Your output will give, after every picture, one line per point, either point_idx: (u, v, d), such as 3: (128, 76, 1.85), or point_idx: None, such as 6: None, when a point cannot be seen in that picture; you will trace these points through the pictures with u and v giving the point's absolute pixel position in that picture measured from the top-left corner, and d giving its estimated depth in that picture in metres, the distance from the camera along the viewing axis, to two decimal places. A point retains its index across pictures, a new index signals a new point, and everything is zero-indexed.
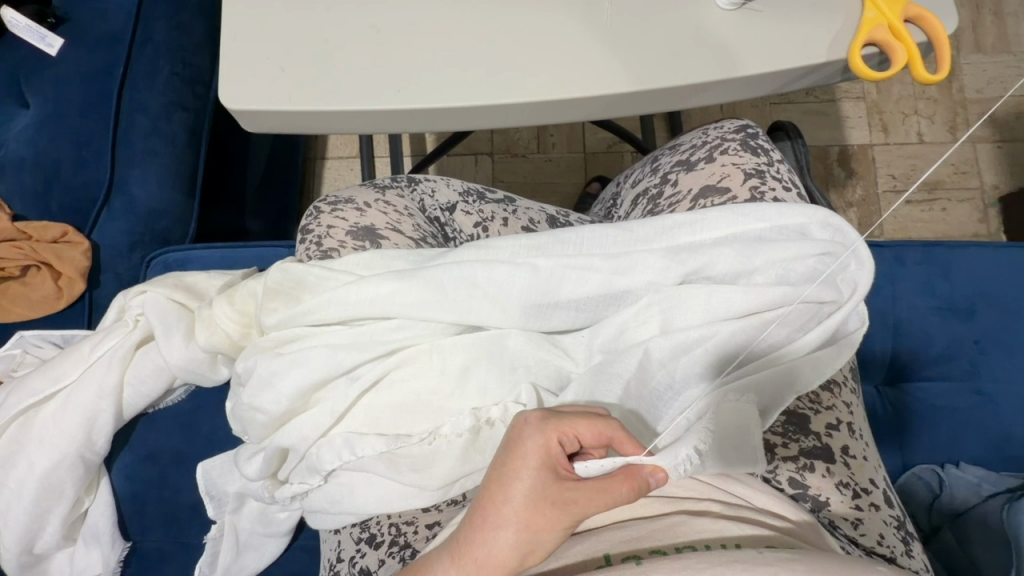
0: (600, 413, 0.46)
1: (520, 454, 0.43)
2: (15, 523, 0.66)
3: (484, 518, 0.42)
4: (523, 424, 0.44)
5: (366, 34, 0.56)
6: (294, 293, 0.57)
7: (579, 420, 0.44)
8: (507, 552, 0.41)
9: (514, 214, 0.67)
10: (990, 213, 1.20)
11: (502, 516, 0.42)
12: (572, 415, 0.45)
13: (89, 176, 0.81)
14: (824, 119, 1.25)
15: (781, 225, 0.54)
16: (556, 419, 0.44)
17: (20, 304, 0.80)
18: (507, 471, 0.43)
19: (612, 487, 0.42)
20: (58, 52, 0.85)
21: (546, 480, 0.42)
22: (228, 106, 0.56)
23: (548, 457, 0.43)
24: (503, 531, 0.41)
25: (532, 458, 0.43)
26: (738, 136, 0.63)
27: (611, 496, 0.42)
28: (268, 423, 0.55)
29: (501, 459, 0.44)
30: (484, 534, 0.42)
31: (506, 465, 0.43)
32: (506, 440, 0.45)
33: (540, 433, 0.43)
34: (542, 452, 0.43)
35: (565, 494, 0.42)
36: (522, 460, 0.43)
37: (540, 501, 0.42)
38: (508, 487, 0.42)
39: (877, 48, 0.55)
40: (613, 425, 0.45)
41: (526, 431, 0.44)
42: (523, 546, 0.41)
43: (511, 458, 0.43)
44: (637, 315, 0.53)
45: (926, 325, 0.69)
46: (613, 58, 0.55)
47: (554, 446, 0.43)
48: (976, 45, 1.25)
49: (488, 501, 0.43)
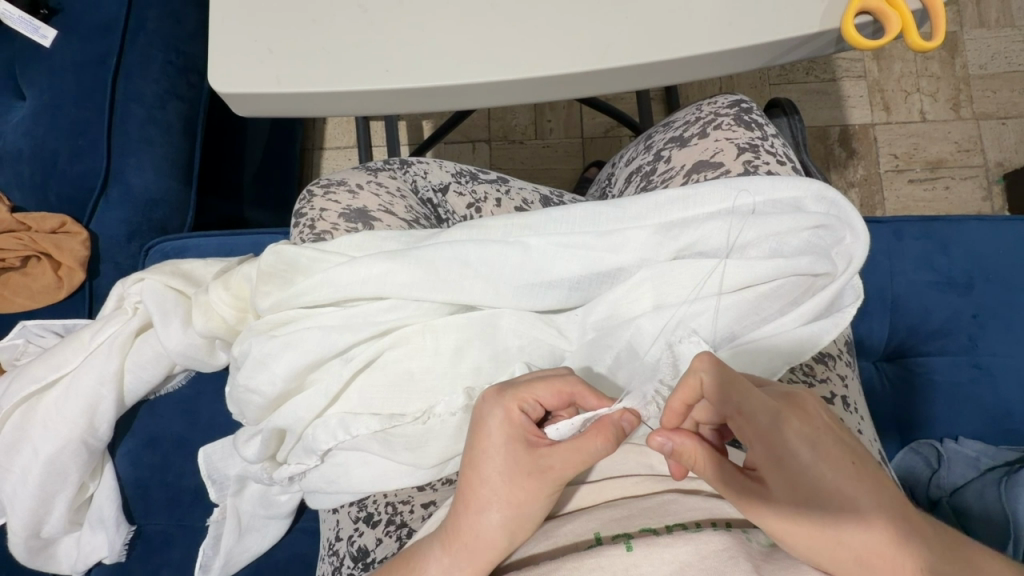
0: (558, 373, 0.46)
1: (484, 432, 0.44)
2: (21, 508, 0.67)
3: (467, 504, 0.42)
4: (481, 403, 0.45)
5: (352, 13, 0.56)
6: (287, 275, 0.57)
7: (536, 385, 0.44)
8: (496, 533, 0.41)
9: (506, 194, 0.67)
10: (994, 191, 1.18)
11: (482, 497, 0.42)
12: (528, 382, 0.45)
13: (86, 167, 0.82)
14: (825, 99, 1.23)
15: (775, 198, 0.54)
16: (513, 390, 0.44)
17: (21, 294, 0.81)
18: (477, 453, 0.43)
19: (586, 444, 0.42)
20: (51, 43, 0.85)
21: (516, 453, 0.43)
22: (218, 89, 0.56)
23: (513, 429, 0.43)
24: (487, 514, 0.41)
25: (497, 434, 0.43)
26: (731, 111, 0.63)
27: (587, 451, 0.41)
28: (264, 405, 0.55)
29: (469, 442, 0.44)
30: (471, 519, 0.42)
31: (475, 446, 0.44)
32: (470, 423, 0.45)
33: (499, 407, 0.43)
34: (506, 425, 0.43)
35: (540, 462, 0.42)
36: (488, 440, 0.43)
37: (516, 475, 0.42)
38: (481, 468, 0.43)
39: (871, 17, 0.54)
40: (571, 381, 0.45)
41: (487, 408, 0.44)
42: (511, 524, 0.42)
43: (478, 439, 0.44)
44: (629, 292, 0.53)
45: (925, 300, 0.69)
46: (600, 31, 0.54)
47: (518, 417, 0.44)
48: (980, 20, 1.23)
49: (466, 486, 0.43)
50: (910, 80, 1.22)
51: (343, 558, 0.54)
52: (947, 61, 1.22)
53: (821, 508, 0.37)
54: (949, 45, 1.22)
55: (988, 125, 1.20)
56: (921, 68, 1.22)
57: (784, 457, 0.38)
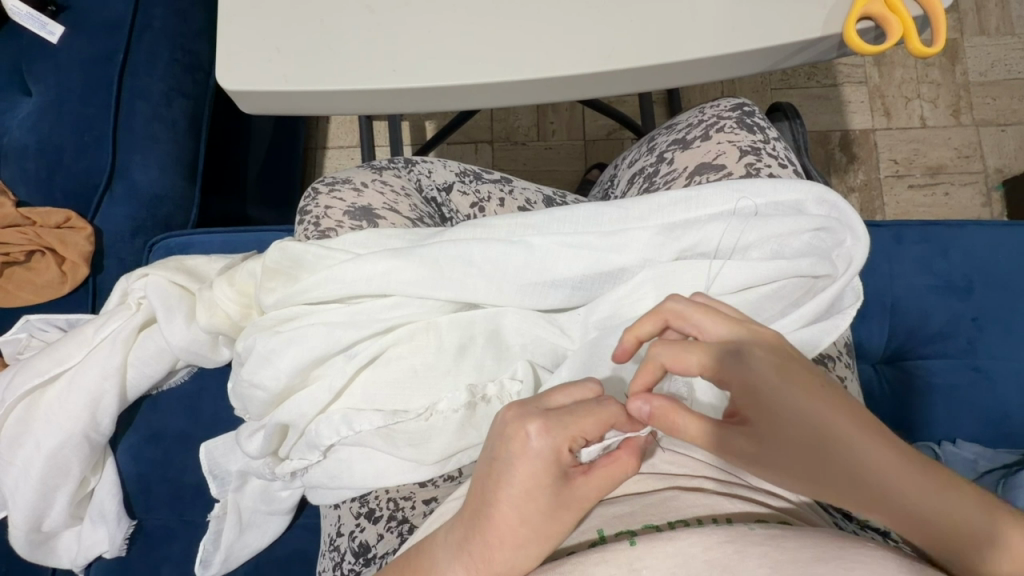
0: (597, 399, 0.42)
1: (527, 467, 0.39)
2: (22, 502, 0.68)
3: (501, 542, 0.38)
4: (524, 436, 0.40)
5: (359, 14, 0.56)
6: (292, 272, 0.57)
7: (583, 417, 0.40)
8: (531, 566, 0.39)
9: (510, 194, 0.68)
10: (993, 197, 1.19)
11: (521, 535, 0.39)
12: (575, 415, 0.40)
13: (91, 163, 0.82)
14: (825, 104, 1.24)
15: (776, 201, 0.54)
16: (559, 424, 0.40)
17: (25, 289, 0.81)
18: (517, 490, 0.39)
19: (620, 469, 0.41)
20: (58, 40, 0.85)
21: (557, 487, 0.39)
22: (225, 87, 0.56)
23: (555, 463, 0.40)
24: (526, 550, 0.38)
25: (541, 469, 0.39)
26: (734, 113, 0.63)
27: (620, 477, 0.41)
28: (267, 400, 0.55)
29: (505, 477, 0.39)
30: (507, 557, 0.38)
31: (513, 482, 0.39)
32: (505, 455, 0.40)
33: (548, 443, 0.39)
34: (551, 461, 0.39)
35: (576, 491, 0.40)
36: (531, 475, 0.39)
37: (556, 509, 0.39)
38: (522, 506, 0.39)
39: (873, 22, 0.54)
40: (614, 410, 0.42)
41: (529, 442, 0.40)
42: (544, 555, 0.39)
43: (519, 475, 0.39)
44: (631, 291, 0.53)
45: (924, 304, 0.70)
46: (606, 34, 0.55)
47: (561, 450, 0.40)
48: (979, 28, 1.24)
49: (501, 524, 0.39)
50: (910, 86, 1.23)
51: (344, 554, 0.54)
52: (947, 68, 1.23)
53: (838, 464, 0.37)
54: (950, 53, 1.23)
55: (988, 132, 1.21)
56: (921, 75, 1.23)
57: (776, 406, 0.40)
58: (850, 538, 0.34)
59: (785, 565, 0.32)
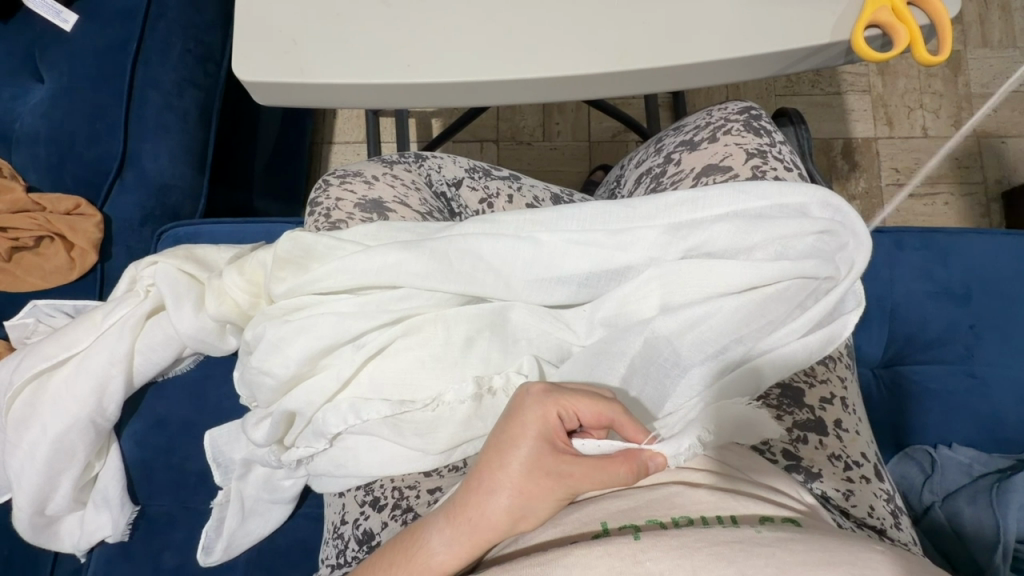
0: (604, 395, 0.46)
1: (519, 423, 0.44)
2: (27, 484, 0.68)
3: (481, 483, 0.43)
4: (525, 396, 0.45)
5: (376, 9, 0.57)
6: (302, 261, 0.58)
7: (580, 397, 0.45)
8: (500, 517, 0.42)
9: (518, 191, 0.68)
10: (992, 209, 1.20)
11: (497, 481, 0.42)
12: (573, 392, 0.45)
13: (103, 150, 0.83)
14: (828, 111, 1.25)
15: (782, 204, 0.55)
16: (557, 393, 0.45)
17: (33, 274, 0.82)
18: (506, 439, 0.44)
19: (610, 466, 0.42)
20: (72, 28, 0.86)
21: (542, 450, 0.43)
22: (242, 79, 0.57)
23: (546, 429, 0.44)
24: (496, 495, 0.42)
25: (531, 428, 0.44)
26: (741, 117, 0.64)
27: (609, 474, 0.42)
28: (275, 387, 0.56)
29: (501, 428, 0.45)
30: (481, 498, 0.43)
31: (506, 432, 0.44)
32: (507, 411, 0.46)
33: (540, 405, 0.44)
34: (541, 423, 0.44)
35: (561, 465, 0.43)
36: (521, 429, 0.44)
37: (536, 470, 0.42)
38: (507, 453, 0.43)
39: (880, 30, 0.55)
40: (614, 408, 0.46)
41: (527, 402, 0.45)
42: (515, 512, 0.42)
43: (510, 426, 0.44)
44: (637, 289, 0.54)
45: (922, 309, 0.71)
46: (618, 35, 0.56)
47: (553, 419, 0.44)
48: (982, 40, 1.25)
49: (486, 466, 0.44)
50: (912, 96, 1.25)
51: (348, 541, 0.55)
52: (949, 79, 1.25)
53: None
54: (952, 64, 1.25)
55: (988, 144, 1.22)
56: (924, 85, 1.25)
57: None
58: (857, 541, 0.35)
59: (791, 565, 0.32)
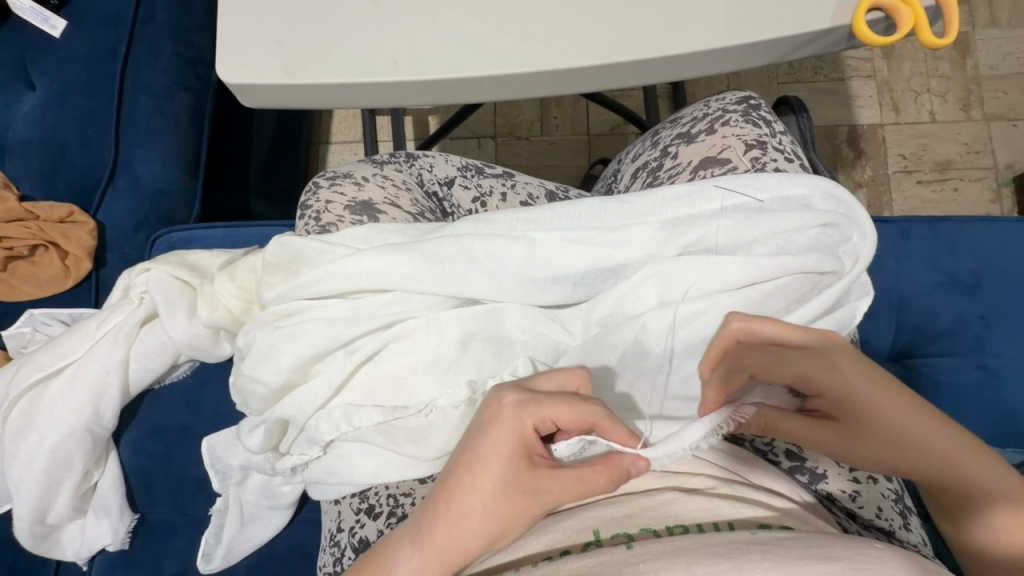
0: (583, 397, 0.43)
1: (493, 439, 0.41)
2: (25, 494, 0.68)
3: (453, 505, 0.40)
4: (499, 408, 0.43)
5: (362, 5, 0.56)
6: (292, 266, 0.57)
7: (558, 406, 0.42)
8: (474, 541, 0.40)
9: (512, 189, 0.67)
10: (1002, 193, 1.17)
11: (470, 502, 0.40)
12: (549, 401, 0.42)
13: (94, 156, 0.82)
14: (833, 98, 1.22)
15: (779, 196, 0.54)
16: (532, 405, 0.42)
17: (29, 283, 0.82)
18: (480, 456, 0.41)
19: (590, 476, 0.41)
20: (61, 33, 0.85)
21: (519, 467, 0.41)
22: (228, 82, 0.56)
23: (522, 444, 0.42)
24: (469, 518, 0.40)
25: (506, 444, 0.41)
26: (739, 107, 0.62)
27: (589, 486, 0.41)
28: (268, 395, 0.55)
29: (474, 444, 0.42)
30: (452, 523, 0.40)
31: (480, 451, 0.41)
32: (481, 426, 0.43)
33: (517, 420, 0.41)
34: (517, 438, 0.41)
35: (539, 481, 0.41)
36: (496, 446, 0.41)
37: (512, 488, 0.40)
38: (480, 471, 0.41)
39: (883, 14, 0.53)
40: (597, 411, 0.43)
41: (502, 415, 0.42)
42: (490, 534, 0.40)
43: (484, 442, 0.41)
44: (634, 287, 0.53)
45: (931, 301, 0.69)
46: (611, 25, 0.54)
47: (528, 433, 0.42)
48: (991, 20, 1.22)
49: (456, 487, 0.41)
50: (919, 80, 1.21)
51: (344, 549, 0.54)
52: (957, 61, 1.21)
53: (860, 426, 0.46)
54: (960, 46, 1.21)
55: (999, 127, 1.19)
56: (932, 68, 1.22)
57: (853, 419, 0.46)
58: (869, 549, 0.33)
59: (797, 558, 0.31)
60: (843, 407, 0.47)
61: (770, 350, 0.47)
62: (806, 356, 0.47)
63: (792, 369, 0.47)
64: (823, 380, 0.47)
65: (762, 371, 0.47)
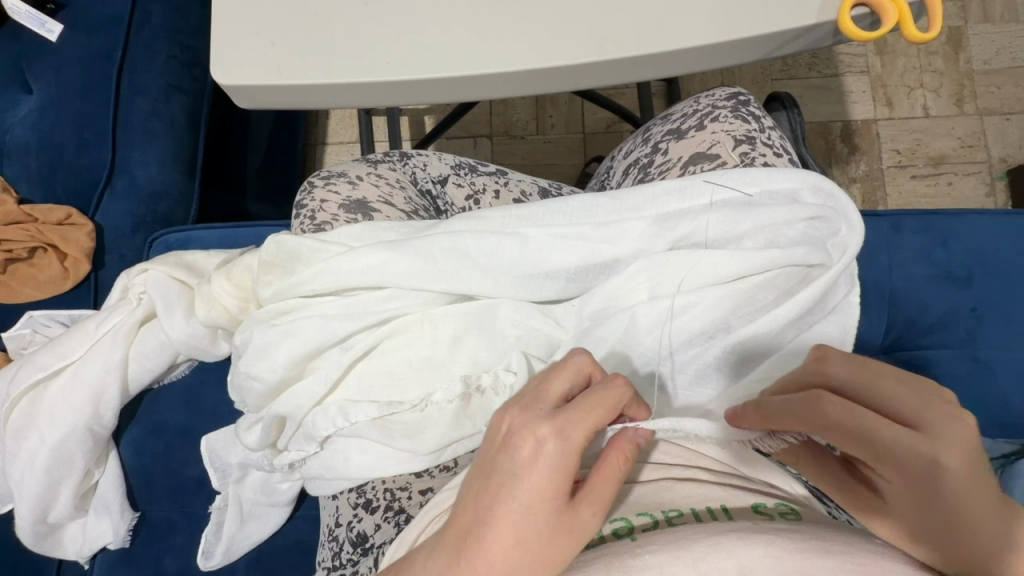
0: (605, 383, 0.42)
1: (531, 473, 0.38)
2: (27, 494, 0.69)
3: (504, 560, 0.37)
4: (529, 433, 0.39)
5: (354, 6, 0.56)
6: (288, 265, 0.57)
7: (586, 410, 0.40)
8: None
9: (505, 186, 0.68)
10: (996, 187, 1.18)
11: (521, 553, 0.37)
12: (576, 403, 0.40)
13: (92, 159, 0.83)
14: (827, 94, 1.23)
15: (768, 190, 0.54)
16: (563, 421, 0.39)
17: (28, 285, 0.82)
18: (520, 496, 0.38)
19: (611, 466, 0.40)
20: (57, 38, 0.86)
21: (562, 499, 0.38)
22: (222, 83, 0.56)
23: (562, 472, 0.38)
24: (527, 574, 0.37)
25: (545, 478, 0.38)
26: (729, 103, 0.63)
27: (615, 475, 0.40)
28: (264, 392, 0.56)
29: (511, 484, 0.39)
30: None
31: (518, 490, 0.38)
32: (512, 457, 0.39)
33: (552, 445, 0.38)
34: (557, 467, 0.38)
35: (583, 506, 0.38)
36: (535, 483, 0.38)
37: (561, 526, 0.37)
38: (524, 514, 0.38)
39: (868, 9, 0.54)
40: (621, 395, 0.41)
41: (536, 446, 0.39)
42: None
43: (522, 480, 0.38)
44: (625, 282, 0.53)
45: (923, 293, 0.70)
46: (600, 23, 0.54)
47: (567, 458, 0.39)
48: (984, 15, 1.22)
49: (503, 539, 0.37)
50: (912, 75, 1.22)
51: (342, 543, 0.55)
52: (950, 56, 1.22)
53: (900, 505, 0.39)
54: (953, 40, 1.22)
55: (992, 122, 1.19)
56: (925, 64, 1.22)
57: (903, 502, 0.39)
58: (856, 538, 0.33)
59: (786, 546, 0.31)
60: (906, 493, 0.39)
61: (860, 416, 0.40)
62: (904, 438, 0.39)
63: (872, 437, 0.40)
64: (901, 457, 0.39)
65: (835, 431, 0.41)
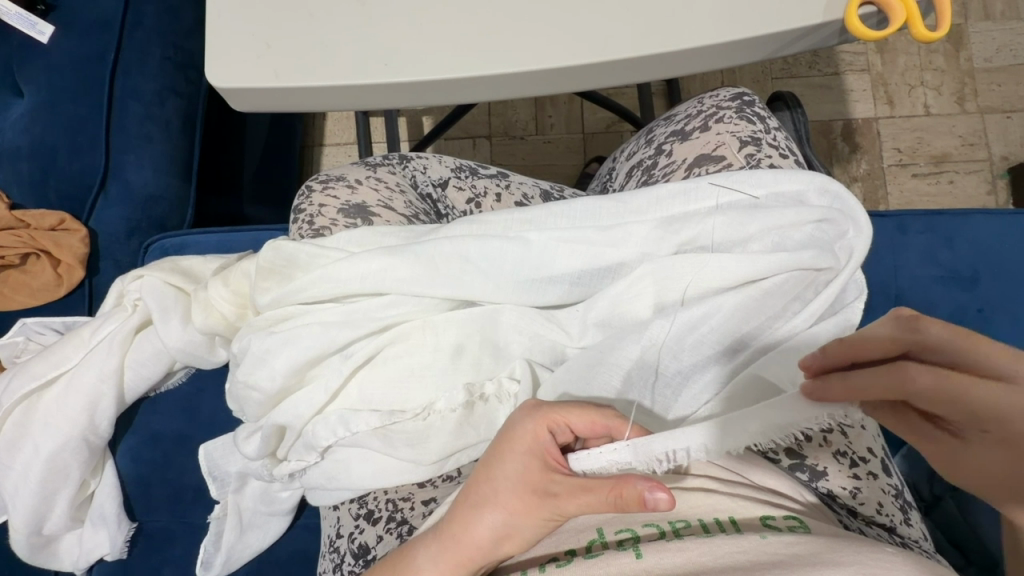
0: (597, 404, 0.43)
1: (507, 439, 0.42)
2: (21, 505, 0.67)
3: (471, 500, 0.42)
4: (515, 412, 0.43)
5: (350, 7, 0.55)
6: (286, 271, 0.56)
7: (572, 409, 0.42)
8: (487, 534, 0.41)
9: (506, 189, 0.67)
10: (998, 185, 1.17)
11: (485, 495, 0.41)
12: (564, 404, 0.42)
13: (85, 164, 0.81)
14: (827, 93, 1.22)
15: (775, 192, 0.53)
16: (546, 408, 0.42)
17: (21, 292, 0.81)
18: (495, 454, 0.42)
19: (595, 486, 0.38)
20: (49, 40, 0.85)
21: (531, 467, 0.41)
22: (217, 86, 0.55)
23: (536, 446, 0.41)
24: (486, 512, 0.41)
25: (520, 443, 0.42)
26: (733, 103, 0.62)
27: (593, 496, 0.38)
28: (263, 401, 0.55)
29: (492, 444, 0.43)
30: (468, 516, 0.41)
31: (495, 448, 0.42)
32: (498, 431, 0.43)
33: (529, 420, 0.42)
34: (531, 439, 0.41)
35: (551, 485, 0.40)
36: (511, 445, 0.42)
37: (524, 487, 0.40)
38: (495, 468, 0.42)
39: (876, 7, 0.53)
40: (609, 416, 0.42)
41: (518, 417, 0.43)
42: (501, 530, 0.41)
43: (500, 443, 0.42)
44: (630, 287, 0.52)
45: (929, 294, 0.69)
46: (602, 24, 0.53)
47: (543, 435, 0.42)
48: (984, 13, 1.22)
49: (474, 482, 0.42)
50: (913, 73, 1.21)
51: (344, 555, 0.54)
52: (951, 54, 1.21)
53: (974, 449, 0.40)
54: (954, 38, 1.21)
55: (993, 120, 1.19)
56: (925, 62, 1.22)
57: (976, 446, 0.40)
58: (871, 552, 0.33)
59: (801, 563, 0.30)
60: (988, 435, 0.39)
61: (939, 381, 0.38)
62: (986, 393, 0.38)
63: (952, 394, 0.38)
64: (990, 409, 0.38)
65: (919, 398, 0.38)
